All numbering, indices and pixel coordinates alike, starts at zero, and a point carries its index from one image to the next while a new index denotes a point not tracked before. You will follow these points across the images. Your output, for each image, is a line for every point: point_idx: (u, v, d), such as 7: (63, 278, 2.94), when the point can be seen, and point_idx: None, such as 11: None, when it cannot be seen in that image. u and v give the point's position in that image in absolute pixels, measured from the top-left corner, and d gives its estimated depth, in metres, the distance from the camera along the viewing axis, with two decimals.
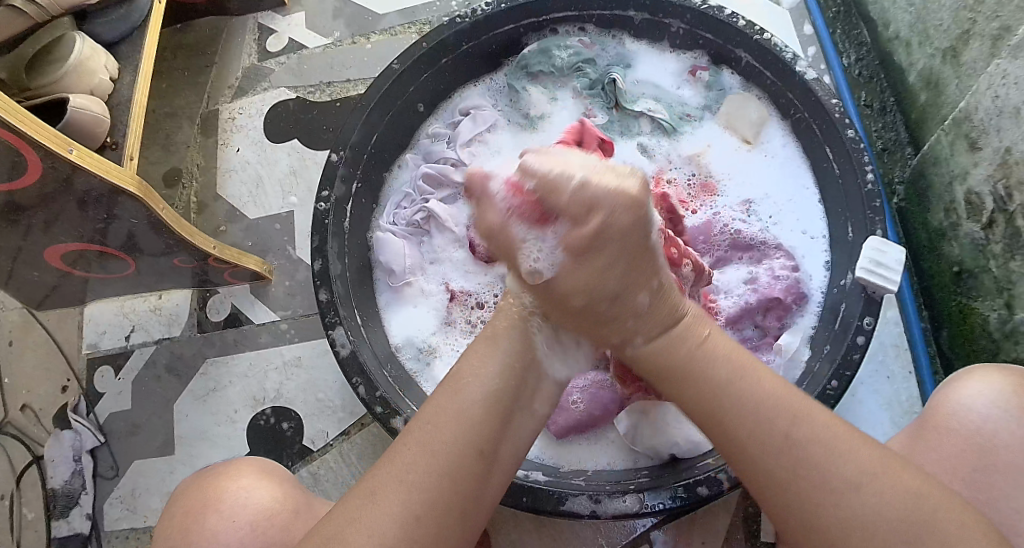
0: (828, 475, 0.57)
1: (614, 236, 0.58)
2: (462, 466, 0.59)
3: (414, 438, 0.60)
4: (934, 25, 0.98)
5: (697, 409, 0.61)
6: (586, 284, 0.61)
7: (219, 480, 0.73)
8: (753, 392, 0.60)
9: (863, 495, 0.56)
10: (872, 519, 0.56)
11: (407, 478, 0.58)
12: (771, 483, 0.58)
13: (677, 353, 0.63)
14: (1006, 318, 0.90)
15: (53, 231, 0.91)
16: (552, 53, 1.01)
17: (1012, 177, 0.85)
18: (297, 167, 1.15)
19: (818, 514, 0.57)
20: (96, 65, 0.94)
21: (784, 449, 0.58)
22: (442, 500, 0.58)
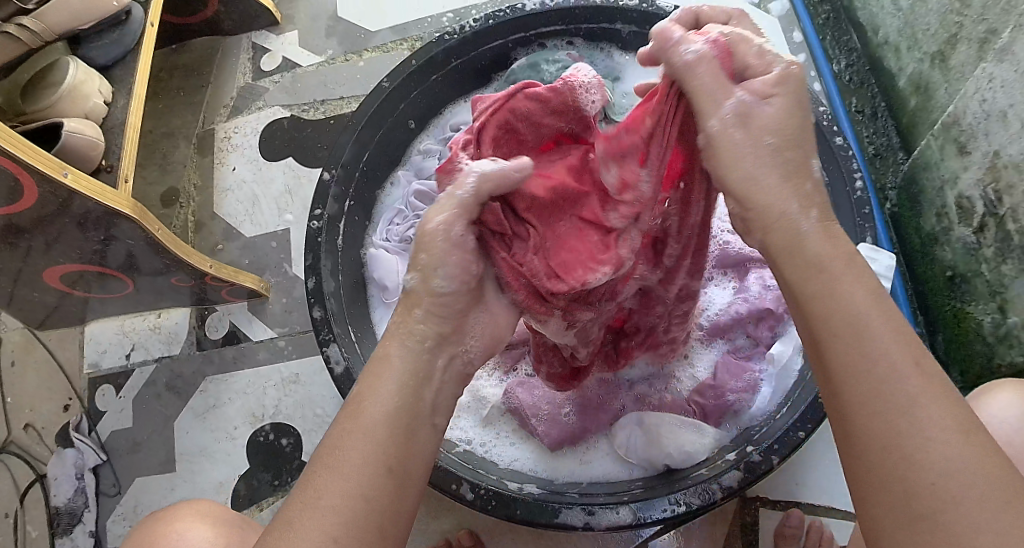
0: (932, 414, 0.49)
1: (778, 107, 0.58)
2: (377, 486, 0.54)
3: (324, 465, 0.54)
4: (921, 29, 0.98)
5: (829, 318, 0.53)
6: (779, 118, 0.58)
7: (160, 525, 0.75)
8: (883, 314, 0.53)
9: (965, 443, 0.48)
10: (961, 469, 0.47)
11: (320, 503, 0.53)
12: (870, 411, 0.50)
13: (832, 262, 0.55)
14: (1000, 322, 0.90)
15: (52, 252, 0.92)
16: (541, 67, 1.00)
17: (1001, 181, 0.86)
18: (292, 185, 1.17)
19: (908, 454, 0.49)
20: (90, 88, 0.95)
21: (904, 376, 0.50)
22: (357, 521, 0.52)
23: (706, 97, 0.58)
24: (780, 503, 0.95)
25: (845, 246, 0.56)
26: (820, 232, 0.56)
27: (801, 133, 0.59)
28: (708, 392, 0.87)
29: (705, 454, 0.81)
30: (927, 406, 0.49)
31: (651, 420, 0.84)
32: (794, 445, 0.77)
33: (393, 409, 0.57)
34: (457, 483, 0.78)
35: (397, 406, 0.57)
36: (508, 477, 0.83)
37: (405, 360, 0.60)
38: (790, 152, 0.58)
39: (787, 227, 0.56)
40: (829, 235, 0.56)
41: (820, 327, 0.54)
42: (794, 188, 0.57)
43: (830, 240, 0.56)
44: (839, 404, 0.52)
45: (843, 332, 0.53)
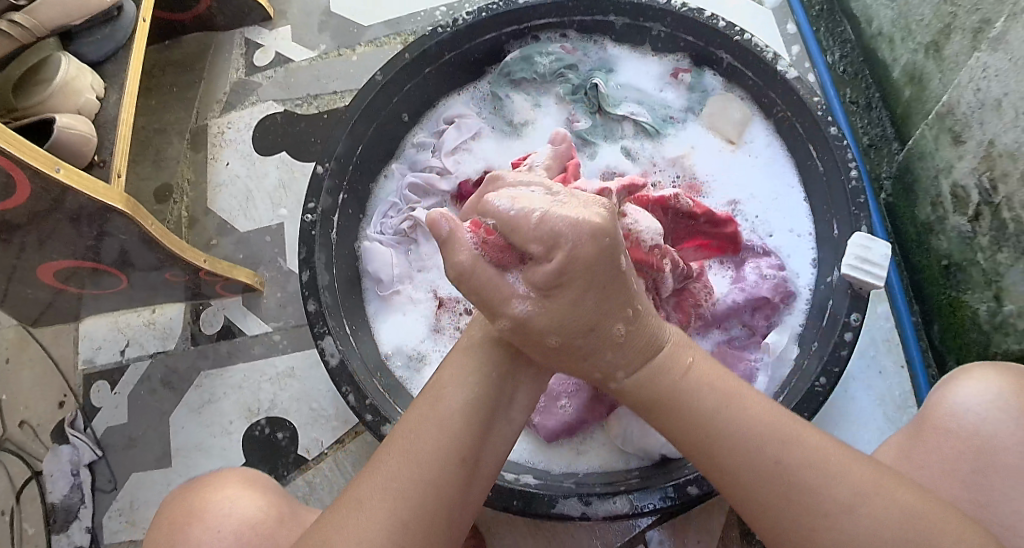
0: (831, 493, 0.57)
1: (579, 278, 0.57)
2: (445, 474, 0.59)
3: (399, 446, 0.60)
4: (915, 20, 0.98)
5: (692, 437, 0.60)
6: (553, 321, 0.59)
7: (209, 489, 0.74)
8: (732, 411, 0.60)
9: (860, 515, 0.56)
10: (873, 539, 0.56)
11: (391, 485, 0.58)
12: (775, 505, 0.58)
13: (667, 397, 0.62)
14: (996, 310, 0.90)
15: (46, 248, 0.92)
16: (534, 60, 1.01)
17: (996, 170, 0.85)
18: (286, 179, 1.16)
19: (823, 529, 0.57)
20: (82, 83, 0.95)
21: (777, 471, 0.58)
22: (426, 510, 0.58)
23: (489, 309, 0.60)
24: None
25: (670, 377, 0.62)
26: (633, 386, 0.62)
27: (614, 292, 0.59)
28: None
29: None
30: (816, 484, 0.57)
31: None
32: None
33: (469, 407, 0.61)
34: None
35: (474, 401, 0.61)
36: (504, 468, 0.83)
37: (488, 348, 0.64)
38: (580, 338, 0.60)
39: (605, 385, 0.64)
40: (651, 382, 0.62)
41: (692, 448, 0.61)
42: (609, 343, 0.61)
43: (653, 384, 0.62)
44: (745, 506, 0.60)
45: (703, 453, 0.60)
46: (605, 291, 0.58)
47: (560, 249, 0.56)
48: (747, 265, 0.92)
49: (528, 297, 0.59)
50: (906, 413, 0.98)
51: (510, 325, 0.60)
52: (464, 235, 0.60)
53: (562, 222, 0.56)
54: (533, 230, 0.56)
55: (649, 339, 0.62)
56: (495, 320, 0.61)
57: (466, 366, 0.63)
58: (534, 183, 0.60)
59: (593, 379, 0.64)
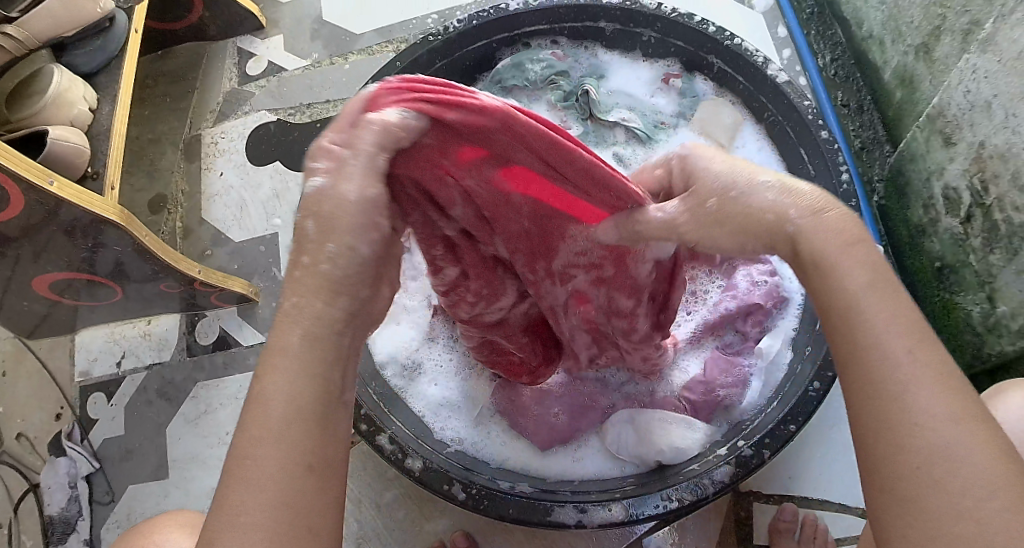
0: (931, 401, 0.49)
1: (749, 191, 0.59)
2: (298, 487, 0.48)
3: (240, 474, 0.48)
4: (906, 22, 0.98)
5: (830, 309, 0.53)
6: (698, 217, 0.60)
7: (140, 536, 0.75)
8: (875, 299, 0.52)
9: (958, 431, 0.48)
10: (958, 456, 0.47)
11: (240, 520, 0.46)
12: (871, 404, 0.50)
13: (822, 252, 0.54)
14: (989, 311, 0.90)
15: (42, 261, 0.92)
16: (525, 67, 1.01)
17: (987, 171, 0.86)
18: (279, 189, 1.16)
19: (907, 437, 0.49)
20: (74, 95, 0.95)
21: (899, 363, 0.50)
22: (281, 531, 0.46)
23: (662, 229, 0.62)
24: (773, 496, 0.95)
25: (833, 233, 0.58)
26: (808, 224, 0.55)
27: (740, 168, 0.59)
28: (698, 388, 0.86)
29: (696, 449, 0.82)
30: (927, 389, 0.49)
31: (643, 418, 0.84)
32: (785, 439, 0.77)
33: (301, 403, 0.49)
34: (449, 483, 0.78)
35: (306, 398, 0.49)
36: (498, 476, 0.83)
37: None
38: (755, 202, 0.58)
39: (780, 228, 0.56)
40: (822, 223, 0.55)
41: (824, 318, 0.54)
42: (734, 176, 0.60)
43: (825, 227, 0.55)
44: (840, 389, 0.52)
45: (841, 324, 0.53)
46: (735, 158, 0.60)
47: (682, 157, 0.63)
48: (739, 271, 0.92)
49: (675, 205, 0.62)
50: None
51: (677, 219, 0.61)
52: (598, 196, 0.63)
53: (680, 151, 0.63)
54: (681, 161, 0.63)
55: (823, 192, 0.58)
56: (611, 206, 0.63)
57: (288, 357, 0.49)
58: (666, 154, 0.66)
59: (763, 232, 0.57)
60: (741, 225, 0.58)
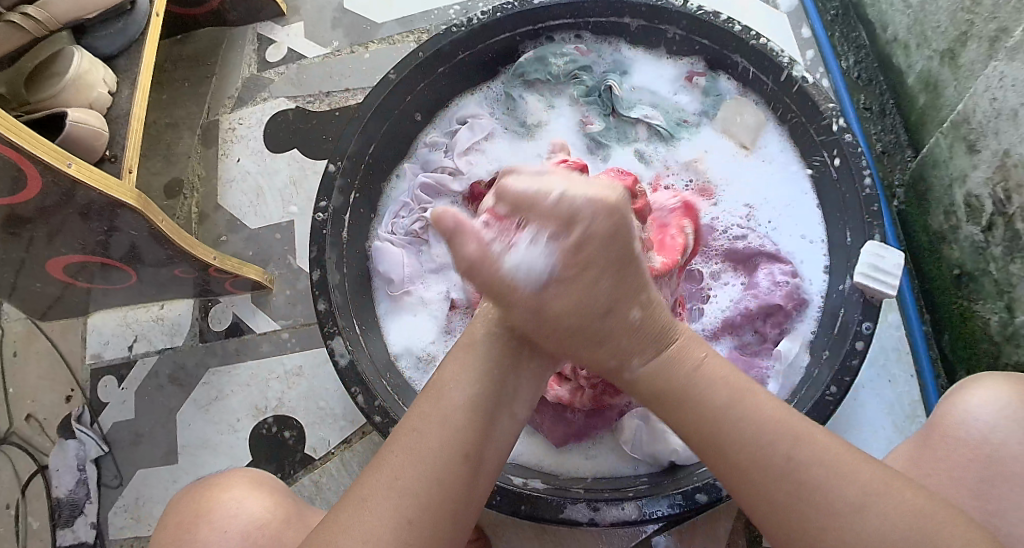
0: (839, 491, 0.56)
1: (597, 243, 0.59)
2: (452, 471, 0.59)
3: (402, 445, 0.60)
4: (932, 27, 0.98)
5: (701, 433, 0.60)
6: (575, 302, 0.61)
7: (215, 489, 0.75)
8: (739, 410, 0.60)
9: (866, 516, 0.55)
10: (884, 538, 0.54)
11: (398, 484, 0.58)
12: (775, 508, 0.57)
13: (672, 383, 0.62)
14: (1007, 321, 0.89)
15: (57, 243, 0.92)
16: (548, 60, 1.02)
17: (1010, 180, 0.85)
18: (296, 177, 1.16)
19: (834, 529, 0.55)
20: (94, 78, 0.95)
21: (786, 467, 0.57)
22: (431, 502, 0.58)
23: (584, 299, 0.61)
24: None
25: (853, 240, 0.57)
26: (645, 375, 0.63)
27: (609, 314, 0.62)
28: None
29: None
30: (831, 482, 0.56)
31: (657, 416, 0.84)
32: None
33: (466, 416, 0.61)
34: None
35: (478, 398, 0.62)
36: (511, 471, 0.82)
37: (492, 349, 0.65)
38: (605, 305, 0.62)
39: (618, 374, 0.65)
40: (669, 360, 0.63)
41: (698, 444, 0.61)
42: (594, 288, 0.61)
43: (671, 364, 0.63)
44: (758, 506, 0.58)
45: (710, 442, 0.60)
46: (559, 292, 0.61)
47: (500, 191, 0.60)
48: (759, 272, 0.92)
49: (540, 249, 0.60)
50: (917, 422, 0.98)
51: (551, 291, 0.61)
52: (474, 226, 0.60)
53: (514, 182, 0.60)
54: (541, 198, 0.58)
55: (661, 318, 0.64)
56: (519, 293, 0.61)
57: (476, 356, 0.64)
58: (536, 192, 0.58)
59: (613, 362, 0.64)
60: (596, 343, 0.64)
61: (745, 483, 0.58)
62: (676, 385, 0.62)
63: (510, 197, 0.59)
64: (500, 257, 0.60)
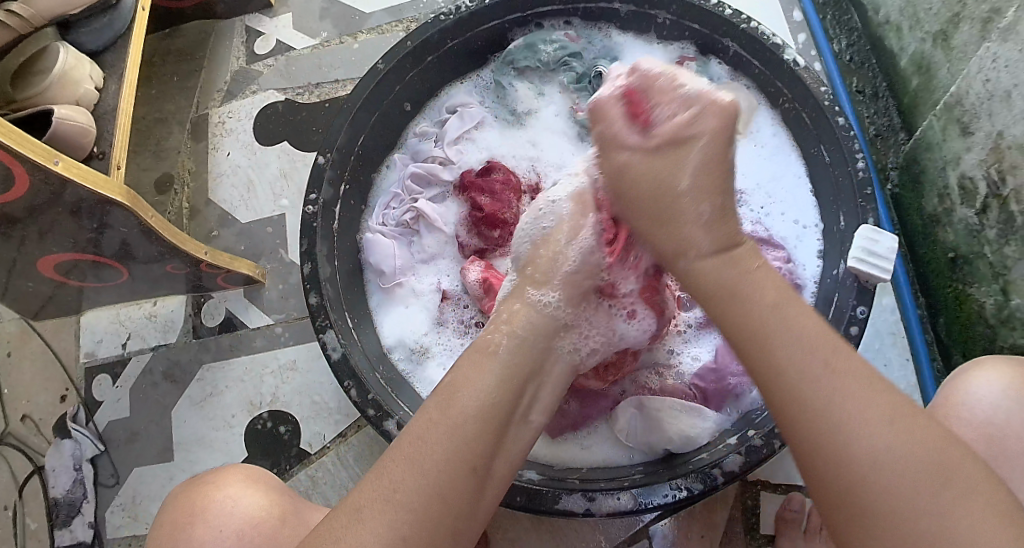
0: (867, 407, 0.54)
1: (707, 141, 0.64)
2: (456, 483, 0.58)
3: (405, 453, 0.59)
4: (924, 8, 0.97)
5: (741, 328, 0.59)
6: (661, 166, 0.65)
7: (209, 487, 0.74)
8: (786, 315, 0.59)
9: (892, 433, 0.53)
10: (904, 455, 0.53)
11: (397, 497, 0.57)
12: (803, 409, 0.55)
13: (718, 287, 0.62)
14: (1002, 304, 0.89)
15: (47, 242, 0.91)
16: (537, 48, 1.00)
17: (1004, 161, 0.84)
18: (286, 169, 1.15)
19: (843, 447, 0.53)
20: (80, 74, 0.94)
21: (818, 375, 0.56)
22: (430, 516, 0.56)
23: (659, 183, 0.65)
24: (780, 486, 0.95)
25: None
26: (703, 264, 0.63)
27: (715, 176, 0.64)
28: (709, 375, 0.86)
29: (706, 438, 0.81)
30: (859, 399, 0.55)
31: (652, 405, 0.83)
32: None
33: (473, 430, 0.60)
34: None
35: (488, 406, 0.61)
36: None
37: (509, 352, 0.65)
38: (672, 209, 0.64)
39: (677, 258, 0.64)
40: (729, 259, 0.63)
41: (740, 338, 0.59)
42: (703, 202, 0.64)
43: (728, 263, 0.63)
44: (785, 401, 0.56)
45: (750, 339, 0.59)
46: (680, 134, 0.64)
47: (635, 70, 0.68)
48: None
49: (645, 133, 0.66)
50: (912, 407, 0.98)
51: (642, 149, 0.65)
52: (614, 110, 0.67)
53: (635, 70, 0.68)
54: (674, 86, 0.65)
55: (732, 226, 0.64)
56: (619, 149, 0.66)
57: (491, 369, 0.63)
58: (677, 69, 0.67)
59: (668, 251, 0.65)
60: (654, 231, 0.65)
61: (780, 378, 0.56)
62: (719, 285, 0.62)
63: (645, 78, 0.67)
64: (620, 112, 0.67)
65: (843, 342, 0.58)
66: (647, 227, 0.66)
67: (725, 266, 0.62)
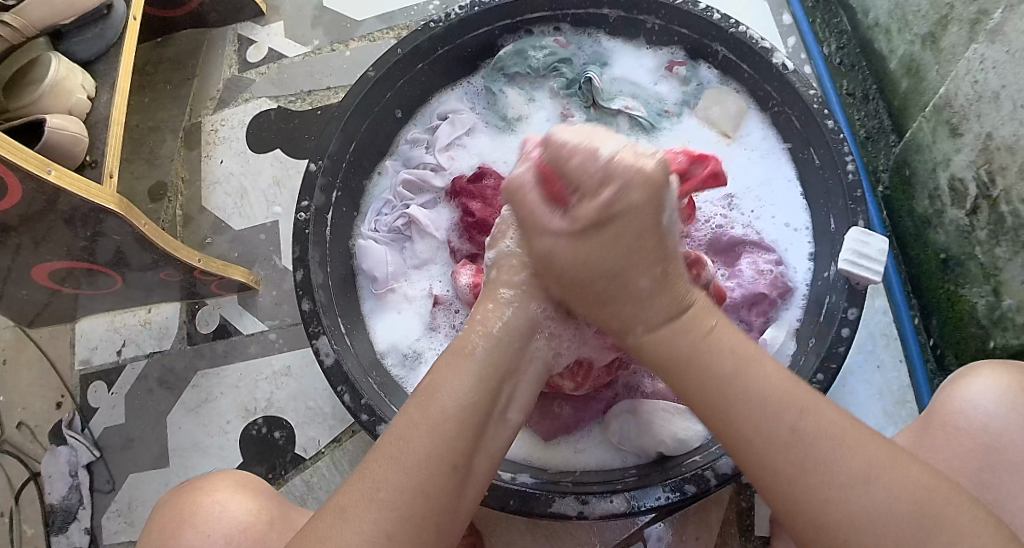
0: (843, 466, 0.56)
1: (624, 221, 0.63)
2: (438, 481, 0.59)
3: (385, 454, 0.60)
4: (912, 11, 0.98)
5: (705, 400, 0.61)
6: (587, 258, 0.65)
7: (199, 493, 0.74)
8: (751, 383, 0.60)
9: (869, 490, 0.55)
10: (885, 513, 0.54)
11: (379, 495, 0.58)
12: (779, 481, 0.57)
13: (666, 360, 0.64)
14: (994, 304, 0.89)
15: (41, 250, 0.92)
16: (528, 54, 1.01)
17: (993, 163, 0.85)
18: (280, 176, 1.16)
19: (820, 511, 0.55)
20: (72, 84, 0.94)
21: (788, 439, 0.57)
22: (414, 514, 0.57)
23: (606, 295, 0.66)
24: None
25: None
26: (649, 340, 0.65)
27: (608, 240, 0.64)
28: None
29: (699, 441, 0.81)
30: (833, 459, 0.56)
31: (644, 408, 0.84)
32: None
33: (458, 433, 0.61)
34: None
35: (467, 406, 0.62)
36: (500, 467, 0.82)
37: (499, 356, 0.65)
38: (603, 271, 0.65)
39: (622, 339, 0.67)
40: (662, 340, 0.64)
41: (706, 415, 0.61)
42: (637, 286, 0.65)
43: (662, 343, 0.64)
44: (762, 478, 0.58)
45: (718, 410, 0.60)
46: (607, 224, 0.64)
47: (547, 141, 0.66)
48: (743, 260, 0.91)
49: (567, 215, 0.66)
50: (906, 408, 0.98)
51: (563, 244, 0.66)
52: (528, 180, 0.68)
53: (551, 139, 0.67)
54: (592, 160, 0.64)
55: (674, 292, 0.65)
56: (542, 235, 0.67)
57: (468, 369, 0.64)
58: (593, 134, 0.65)
59: (615, 329, 0.67)
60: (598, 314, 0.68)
61: (750, 450, 0.58)
62: (657, 359, 0.65)
63: (550, 151, 0.66)
64: (530, 198, 0.68)
65: (811, 394, 0.59)
66: (585, 297, 0.68)
67: (671, 336, 0.64)
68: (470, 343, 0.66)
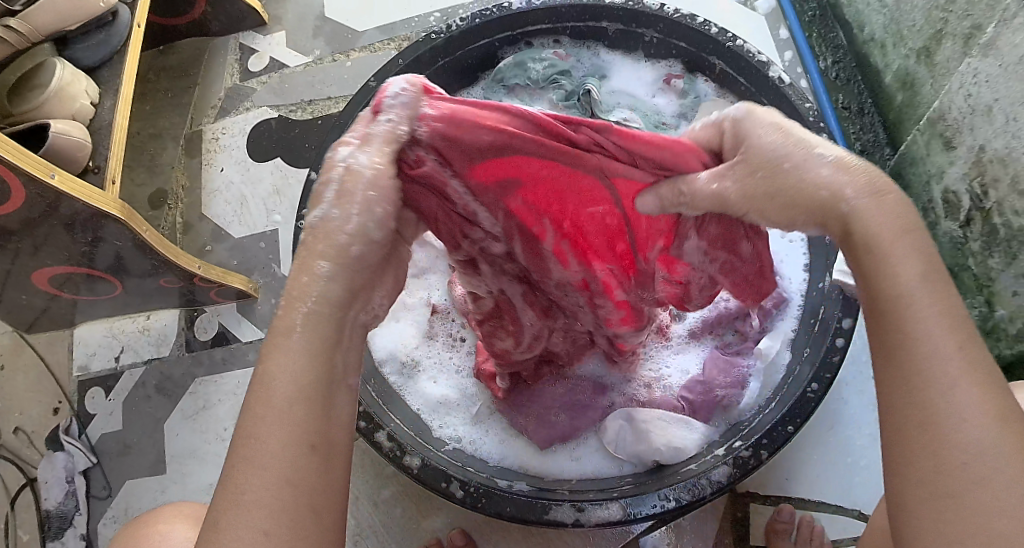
0: (971, 399, 0.50)
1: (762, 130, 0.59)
2: (303, 465, 0.50)
3: (241, 457, 0.50)
4: (907, 26, 0.99)
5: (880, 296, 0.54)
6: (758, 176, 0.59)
7: (146, 526, 0.76)
8: (936, 291, 0.53)
9: (992, 431, 0.49)
10: (994, 458, 0.48)
11: (243, 498, 0.49)
12: (902, 395, 0.51)
13: (882, 234, 0.55)
14: (987, 315, 0.91)
15: (41, 255, 0.92)
16: (527, 66, 1.02)
17: (987, 175, 0.86)
18: (280, 185, 1.17)
19: (938, 434, 0.49)
20: (76, 89, 0.95)
21: (935, 358, 0.51)
22: (288, 507, 0.49)
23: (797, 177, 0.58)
24: (770, 497, 0.95)
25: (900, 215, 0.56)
26: (869, 205, 0.56)
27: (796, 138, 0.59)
28: (697, 387, 0.87)
29: (694, 449, 0.82)
30: (961, 390, 0.50)
31: (640, 416, 0.84)
32: (783, 440, 0.77)
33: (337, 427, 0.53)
34: (447, 481, 0.78)
35: (302, 382, 0.52)
36: (495, 474, 0.83)
37: None
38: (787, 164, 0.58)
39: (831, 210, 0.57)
40: (883, 205, 0.56)
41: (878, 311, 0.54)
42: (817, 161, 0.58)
43: (885, 208, 0.56)
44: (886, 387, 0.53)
45: (888, 312, 0.54)
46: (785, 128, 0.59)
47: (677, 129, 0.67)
48: None
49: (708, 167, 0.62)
50: None
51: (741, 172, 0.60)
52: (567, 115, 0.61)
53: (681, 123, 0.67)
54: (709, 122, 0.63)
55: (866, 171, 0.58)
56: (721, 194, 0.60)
57: (288, 347, 0.53)
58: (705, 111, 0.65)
59: (818, 209, 0.58)
60: (791, 202, 0.59)
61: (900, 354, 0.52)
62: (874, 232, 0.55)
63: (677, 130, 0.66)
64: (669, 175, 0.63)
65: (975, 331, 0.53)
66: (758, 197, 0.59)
67: (885, 209, 0.56)
68: (289, 320, 0.54)
